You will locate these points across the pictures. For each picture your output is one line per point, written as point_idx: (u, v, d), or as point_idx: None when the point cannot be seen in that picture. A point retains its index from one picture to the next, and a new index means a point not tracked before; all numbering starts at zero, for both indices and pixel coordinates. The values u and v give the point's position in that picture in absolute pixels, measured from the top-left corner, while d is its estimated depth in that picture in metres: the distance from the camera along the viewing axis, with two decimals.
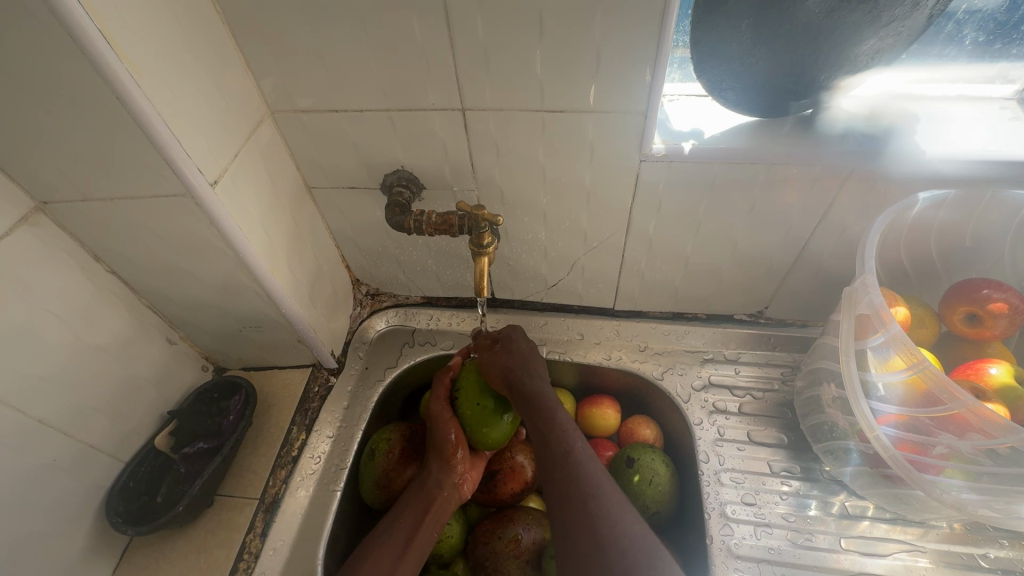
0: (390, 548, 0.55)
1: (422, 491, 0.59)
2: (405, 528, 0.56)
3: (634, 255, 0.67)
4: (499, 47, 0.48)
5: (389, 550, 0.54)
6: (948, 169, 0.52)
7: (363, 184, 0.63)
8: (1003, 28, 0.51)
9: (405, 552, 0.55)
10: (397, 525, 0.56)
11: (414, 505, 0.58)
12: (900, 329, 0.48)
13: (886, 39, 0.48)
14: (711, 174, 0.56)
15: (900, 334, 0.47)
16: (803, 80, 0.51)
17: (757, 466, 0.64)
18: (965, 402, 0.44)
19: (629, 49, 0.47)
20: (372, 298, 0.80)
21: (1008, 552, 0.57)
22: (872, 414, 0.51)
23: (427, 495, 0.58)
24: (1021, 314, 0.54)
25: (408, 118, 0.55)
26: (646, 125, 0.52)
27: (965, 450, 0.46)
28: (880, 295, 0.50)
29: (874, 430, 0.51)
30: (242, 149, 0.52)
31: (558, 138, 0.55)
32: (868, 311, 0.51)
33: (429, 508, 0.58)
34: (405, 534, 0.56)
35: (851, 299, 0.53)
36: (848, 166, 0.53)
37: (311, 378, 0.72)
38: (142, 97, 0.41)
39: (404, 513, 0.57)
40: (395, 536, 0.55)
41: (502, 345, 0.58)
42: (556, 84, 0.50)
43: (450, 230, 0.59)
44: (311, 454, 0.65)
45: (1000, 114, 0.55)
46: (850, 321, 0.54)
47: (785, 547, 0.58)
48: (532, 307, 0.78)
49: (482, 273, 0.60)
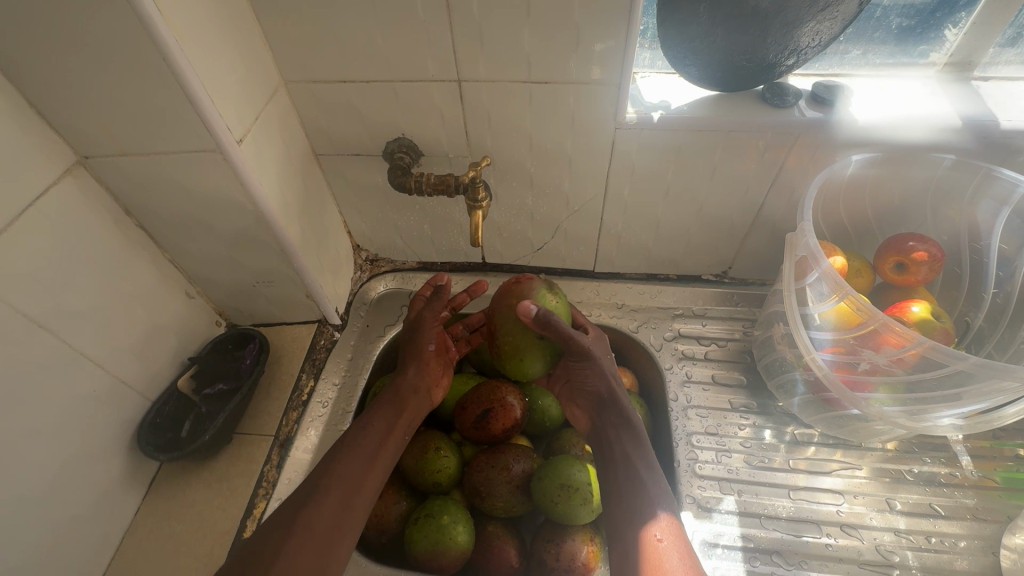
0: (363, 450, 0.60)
1: (395, 395, 0.66)
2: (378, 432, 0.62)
3: (612, 218, 0.75)
4: (492, 22, 0.54)
5: (355, 467, 0.58)
6: (876, 134, 0.60)
7: (368, 151, 0.70)
8: (922, 15, 0.60)
9: (378, 454, 0.61)
10: (370, 430, 0.62)
11: (388, 407, 0.65)
12: (832, 264, 0.55)
13: (824, 23, 0.56)
14: (678, 140, 0.64)
15: (831, 269, 0.55)
16: (755, 57, 0.59)
17: (719, 403, 0.72)
18: (882, 320, 0.52)
19: (606, 25, 0.54)
20: (371, 264, 0.88)
21: (929, 467, 0.66)
22: (813, 343, 0.59)
23: (397, 402, 0.65)
24: (939, 261, 0.63)
25: (410, 88, 0.62)
26: (619, 94, 0.59)
27: (879, 361, 0.55)
28: (816, 236, 0.56)
29: (813, 356, 0.59)
30: (261, 114, 0.58)
31: (543, 106, 0.62)
32: (805, 252, 0.58)
33: (401, 412, 0.65)
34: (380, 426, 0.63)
35: (793, 242, 0.60)
36: (794, 133, 0.62)
37: (317, 332, 0.78)
38: (184, 59, 0.46)
39: (381, 412, 0.64)
40: (371, 434, 0.62)
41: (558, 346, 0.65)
42: (541, 57, 0.57)
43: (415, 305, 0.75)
44: (320, 398, 0.72)
45: (923, 89, 0.63)
46: (790, 262, 0.62)
47: (741, 467, 0.67)
48: (520, 271, 0.87)
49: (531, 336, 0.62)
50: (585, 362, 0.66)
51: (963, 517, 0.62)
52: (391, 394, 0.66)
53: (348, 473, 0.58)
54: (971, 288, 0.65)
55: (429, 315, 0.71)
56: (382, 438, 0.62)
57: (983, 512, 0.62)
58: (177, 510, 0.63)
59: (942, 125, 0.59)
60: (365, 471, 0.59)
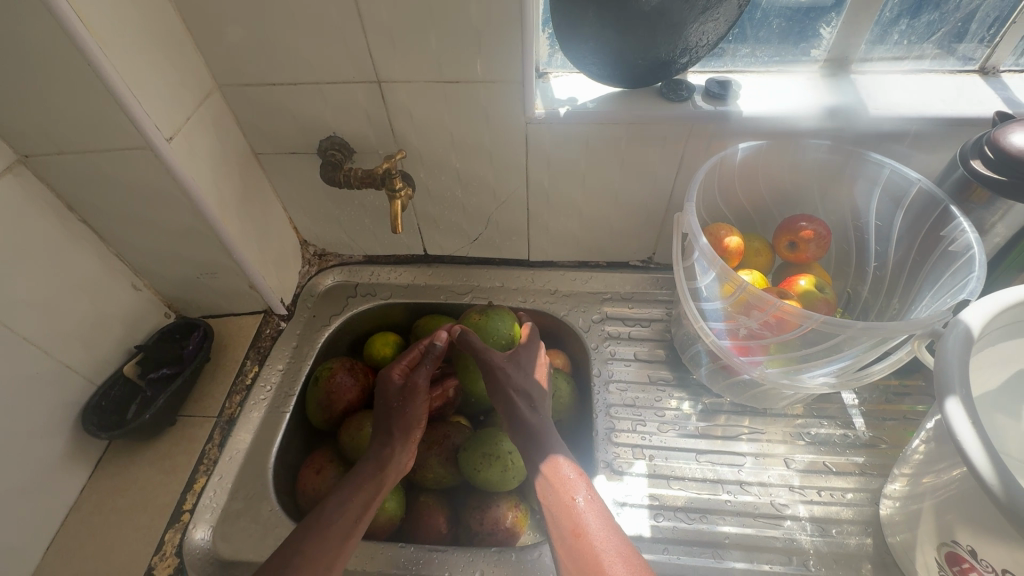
0: (342, 527, 0.58)
1: (378, 466, 0.64)
2: (358, 506, 0.61)
3: (537, 208, 0.81)
4: (400, 27, 0.60)
5: (332, 545, 0.56)
6: (761, 125, 0.66)
7: (304, 150, 0.75)
8: (799, 16, 0.67)
9: (354, 530, 0.59)
10: (349, 506, 0.60)
11: (369, 480, 0.63)
12: (708, 243, 0.60)
13: (706, 25, 0.63)
14: (585, 134, 0.70)
15: (705, 246, 0.59)
16: (646, 55, 0.65)
17: (639, 378, 0.78)
18: (745, 287, 0.57)
19: (503, 28, 0.59)
20: (320, 258, 0.92)
21: (826, 429, 0.72)
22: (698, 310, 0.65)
23: (376, 472, 0.63)
24: (825, 239, 0.69)
25: (334, 89, 0.67)
26: (524, 92, 0.65)
27: (754, 325, 0.60)
28: (696, 218, 0.61)
29: (699, 322, 0.64)
30: (194, 115, 0.63)
31: (458, 104, 0.67)
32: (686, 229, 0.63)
33: (382, 487, 0.63)
34: (361, 501, 0.61)
35: (677, 222, 0.65)
36: (690, 124, 0.68)
37: (263, 322, 0.83)
38: (108, 63, 0.51)
39: (362, 485, 0.62)
40: (348, 510, 0.60)
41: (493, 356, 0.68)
42: (449, 59, 0.62)
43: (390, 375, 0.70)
44: (263, 382, 0.77)
45: (806, 83, 0.69)
46: (678, 237, 0.66)
47: (654, 435, 0.72)
48: (460, 262, 0.92)
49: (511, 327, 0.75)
50: (518, 369, 0.69)
51: (852, 472, 0.67)
52: (372, 464, 0.64)
53: (320, 544, 0.56)
54: (857, 263, 0.71)
55: (397, 382, 0.69)
56: (363, 513, 0.60)
57: (871, 467, 0.68)
58: (122, 487, 0.67)
59: (818, 115, 0.65)
60: (339, 549, 0.57)
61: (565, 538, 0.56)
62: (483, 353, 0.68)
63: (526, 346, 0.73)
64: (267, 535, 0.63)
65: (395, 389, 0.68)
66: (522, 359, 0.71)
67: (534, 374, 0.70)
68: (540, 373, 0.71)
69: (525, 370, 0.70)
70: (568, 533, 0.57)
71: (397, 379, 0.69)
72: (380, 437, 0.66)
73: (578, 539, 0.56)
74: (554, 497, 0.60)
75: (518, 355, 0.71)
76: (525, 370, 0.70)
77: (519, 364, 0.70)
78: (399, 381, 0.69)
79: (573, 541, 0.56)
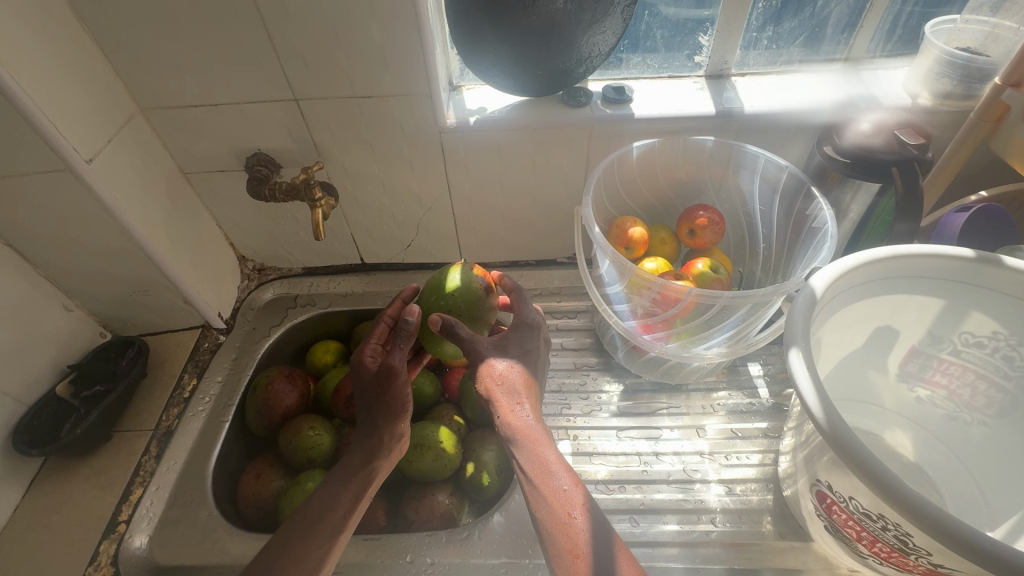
0: (327, 530, 0.56)
1: (365, 459, 0.61)
2: (347, 501, 0.59)
3: (462, 212, 0.86)
4: (310, 49, 0.65)
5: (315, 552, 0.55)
6: (653, 125, 0.73)
7: (231, 167, 0.78)
8: (679, 28, 0.75)
9: (341, 528, 0.57)
10: (339, 498, 0.59)
11: (357, 476, 0.60)
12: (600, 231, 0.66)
13: (595, 37, 0.69)
14: (495, 140, 0.75)
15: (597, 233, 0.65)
16: (542, 65, 0.71)
17: (566, 365, 0.83)
18: (633, 269, 0.63)
19: (405, 46, 0.64)
20: (259, 273, 0.95)
21: (735, 399, 0.78)
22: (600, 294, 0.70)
23: (362, 464, 0.60)
24: (720, 226, 0.75)
25: (254, 108, 0.71)
26: (433, 103, 0.70)
27: (646, 304, 0.66)
28: (590, 210, 0.66)
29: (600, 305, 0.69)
30: (115, 137, 0.66)
31: (374, 117, 0.72)
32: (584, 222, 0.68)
33: (372, 482, 0.60)
34: (348, 499, 0.59)
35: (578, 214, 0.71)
36: (590, 127, 0.74)
37: (201, 337, 0.85)
38: (22, 92, 0.54)
39: (351, 481, 0.60)
40: (334, 511, 0.58)
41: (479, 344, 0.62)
42: (360, 75, 0.67)
43: (366, 351, 0.66)
44: (200, 394, 0.79)
45: (692, 87, 0.76)
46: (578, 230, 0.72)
47: (579, 416, 0.77)
48: (397, 268, 0.96)
49: (473, 286, 0.66)
50: (508, 356, 0.62)
51: (756, 436, 0.73)
52: (360, 450, 0.61)
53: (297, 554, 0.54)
54: (751, 246, 0.78)
55: (371, 367, 0.64)
56: (352, 508, 0.59)
57: (773, 431, 0.74)
58: (58, 504, 0.68)
59: (700, 114, 0.72)
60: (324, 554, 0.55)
61: (564, 560, 0.51)
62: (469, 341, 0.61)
63: (518, 328, 0.66)
64: (203, 539, 0.65)
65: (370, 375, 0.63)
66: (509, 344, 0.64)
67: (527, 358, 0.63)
68: (533, 353, 0.64)
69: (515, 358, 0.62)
70: (566, 555, 0.51)
71: (371, 364, 0.64)
72: (365, 420, 0.62)
73: (576, 561, 0.51)
74: (558, 512, 0.53)
75: (506, 339, 0.64)
76: (515, 353, 0.63)
77: (508, 348, 0.63)
78: (373, 365, 0.65)
79: (571, 562, 0.51)
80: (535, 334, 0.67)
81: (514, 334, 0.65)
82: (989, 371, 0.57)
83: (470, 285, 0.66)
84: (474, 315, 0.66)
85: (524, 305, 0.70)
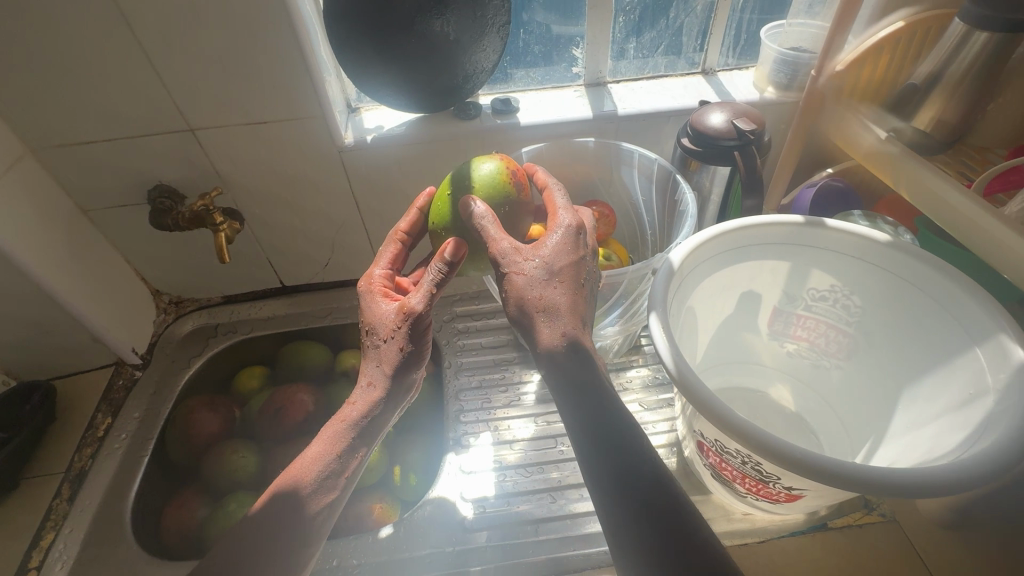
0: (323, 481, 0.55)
1: (372, 383, 0.58)
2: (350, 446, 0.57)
3: (374, 226, 0.89)
4: (199, 80, 0.68)
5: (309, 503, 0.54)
6: (538, 131, 0.80)
7: (133, 201, 0.79)
8: (554, 42, 0.82)
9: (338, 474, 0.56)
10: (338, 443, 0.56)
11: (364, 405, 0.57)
12: None
13: (474, 55, 0.76)
14: (394, 155, 0.80)
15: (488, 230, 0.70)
16: (429, 84, 0.76)
17: (487, 362, 0.86)
18: None
19: (292, 72, 0.68)
20: (176, 305, 0.94)
21: (642, 375, 0.84)
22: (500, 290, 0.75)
23: (370, 390, 0.58)
24: (610, 217, 0.82)
25: (150, 141, 0.72)
26: (328, 124, 0.74)
27: None
28: None
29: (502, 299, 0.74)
30: (2, 179, 0.66)
31: (272, 141, 0.75)
32: None
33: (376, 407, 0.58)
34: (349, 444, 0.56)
35: None
36: (480, 136, 0.80)
37: (115, 374, 0.84)
38: None
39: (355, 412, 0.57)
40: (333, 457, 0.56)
41: (514, 256, 0.51)
42: (252, 102, 0.71)
43: (372, 272, 0.62)
44: (115, 431, 0.78)
45: (572, 95, 0.84)
46: None
47: (500, 407, 0.80)
48: (318, 288, 0.97)
49: (502, 179, 0.57)
50: (547, 273, 0.50)
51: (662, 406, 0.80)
52: (368, 384, 0.58)
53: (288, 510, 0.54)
54: (642, 234, 0.86)
55: (382, 287, 0.61)
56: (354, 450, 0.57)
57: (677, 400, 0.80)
58: None
59: (578, 118, 0.79)
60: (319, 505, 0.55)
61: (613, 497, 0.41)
62: (501, 251, 0.51)
63: (563, 236, 0.52)
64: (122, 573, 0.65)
65: (379, 295, 0.61)
66: (551, 256, 0.51)
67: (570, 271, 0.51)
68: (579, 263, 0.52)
69: (556, 273, 0.50)
70: (616, 491, 0.41)
71: (381, 284, 0.61)
72: (376, 348, 0.58)
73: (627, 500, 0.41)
74: (605, 443, 0.43)
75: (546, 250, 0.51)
76: (555, 266, 0.51)
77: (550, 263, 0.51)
78: (385, 287, 0.62)
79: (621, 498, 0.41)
80: (579, 242, 0.53)
81: (554, 243, 0.52)
82: (836, 321, 0.65)
83: (497, 180, 0.57)
84: (503, 210, 0.57)
85: (559, 209, 0.55)
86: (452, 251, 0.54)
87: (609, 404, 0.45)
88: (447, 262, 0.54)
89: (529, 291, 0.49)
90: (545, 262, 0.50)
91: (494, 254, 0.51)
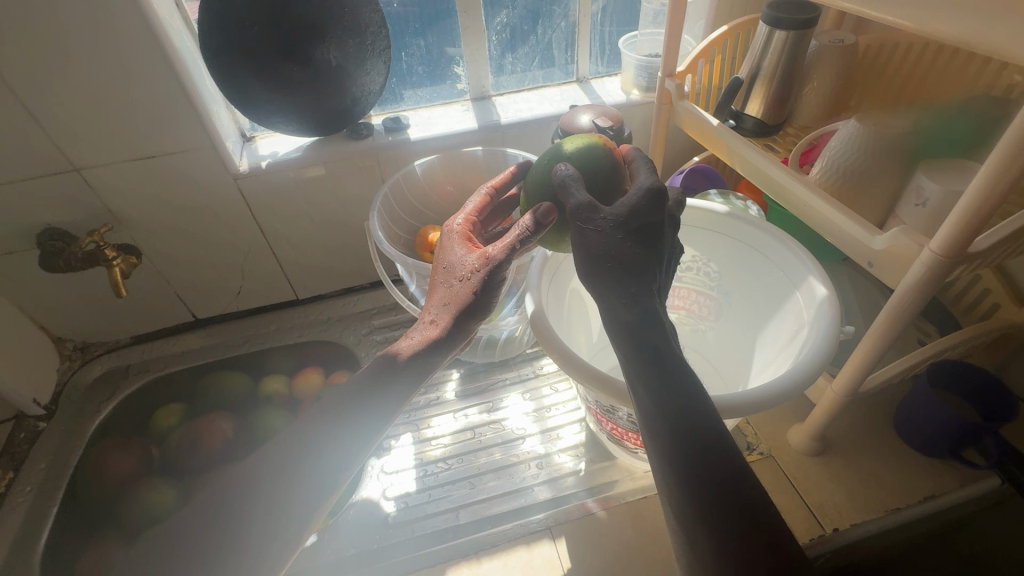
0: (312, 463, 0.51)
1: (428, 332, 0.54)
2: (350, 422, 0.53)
3: (282, 249, 0.91)
4: (79, 120, 0.69)
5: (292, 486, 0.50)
6: (429, 145, 0.86)
7: (21, 247, 0.77)
8: (436, 63, 0.89)
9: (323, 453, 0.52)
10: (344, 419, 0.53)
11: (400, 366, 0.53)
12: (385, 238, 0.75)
13: (360, 79, 0.81)
14: (292, 177, 0.83)
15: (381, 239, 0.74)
16: (319, 107, 0.80)
17: None
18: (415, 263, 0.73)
19: (175, 106, 0.71)
20: (82, 351, 0.91)
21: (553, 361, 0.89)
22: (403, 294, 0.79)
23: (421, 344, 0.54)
24: None
25: (33, 184, 0.72)
26: (219, 154, 0.77)
27: None
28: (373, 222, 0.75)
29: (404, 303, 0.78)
30: None
31: (164, 174, 0.77)
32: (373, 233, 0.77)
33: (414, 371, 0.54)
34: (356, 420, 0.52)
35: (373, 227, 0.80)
36: (374, 153, 0.84)
37: (15, 428, 0.80)
38: None
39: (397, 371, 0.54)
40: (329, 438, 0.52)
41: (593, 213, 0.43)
42: (138, 138, 0.72)
43: (455, 218, 0.58)
44: (19, 485, 0.75)
45: (459, 109, 0.90)
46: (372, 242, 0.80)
47: (419, 407, 0.83)
48: (234, 316, 0.98)
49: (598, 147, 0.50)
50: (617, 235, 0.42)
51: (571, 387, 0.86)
52: (430, 321, 0.55)
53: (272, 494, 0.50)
54: None
55: (463, 233, 0.57)
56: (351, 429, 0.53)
57: None
58: None
59: (464, 130, 0.86)
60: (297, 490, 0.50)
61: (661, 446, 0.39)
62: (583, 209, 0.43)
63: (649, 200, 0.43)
64: None
65: (459, 237, 0.56)
66: (634, 218, 0.42)
67: (649, 237, 0.43)
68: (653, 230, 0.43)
69: (629, 236, 0.42)
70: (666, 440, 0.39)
71: (460, 230, 0.57)
72: (446, 287, 0.54)
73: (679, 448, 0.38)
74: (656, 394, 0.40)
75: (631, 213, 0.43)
76: (629, 228, 0.42)
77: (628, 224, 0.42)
78: (466, 234, 0.57)
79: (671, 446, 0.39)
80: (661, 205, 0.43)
81: (639, 206, 0.43)
82: (703, 287, 0.74)
83: (590, 148, 0.49)
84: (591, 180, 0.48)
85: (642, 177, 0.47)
86: (542, 212, 0.47)
87: (665, 360, 0.42)
88: (534, 221, 0.47)
89: (607, 250, 0.42)
90: (626, 219, 0.42)
91: (573, 211, 0.43)
